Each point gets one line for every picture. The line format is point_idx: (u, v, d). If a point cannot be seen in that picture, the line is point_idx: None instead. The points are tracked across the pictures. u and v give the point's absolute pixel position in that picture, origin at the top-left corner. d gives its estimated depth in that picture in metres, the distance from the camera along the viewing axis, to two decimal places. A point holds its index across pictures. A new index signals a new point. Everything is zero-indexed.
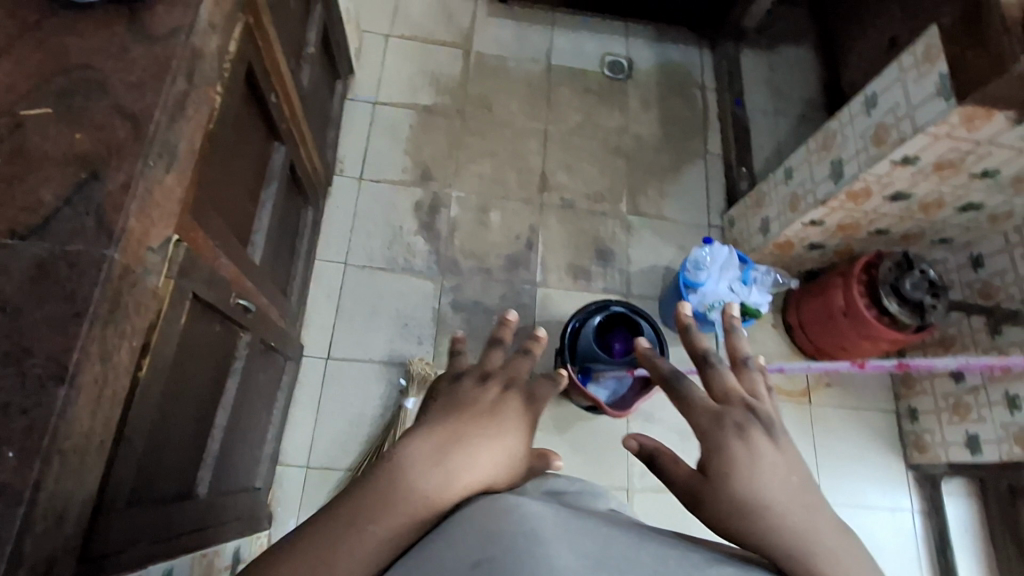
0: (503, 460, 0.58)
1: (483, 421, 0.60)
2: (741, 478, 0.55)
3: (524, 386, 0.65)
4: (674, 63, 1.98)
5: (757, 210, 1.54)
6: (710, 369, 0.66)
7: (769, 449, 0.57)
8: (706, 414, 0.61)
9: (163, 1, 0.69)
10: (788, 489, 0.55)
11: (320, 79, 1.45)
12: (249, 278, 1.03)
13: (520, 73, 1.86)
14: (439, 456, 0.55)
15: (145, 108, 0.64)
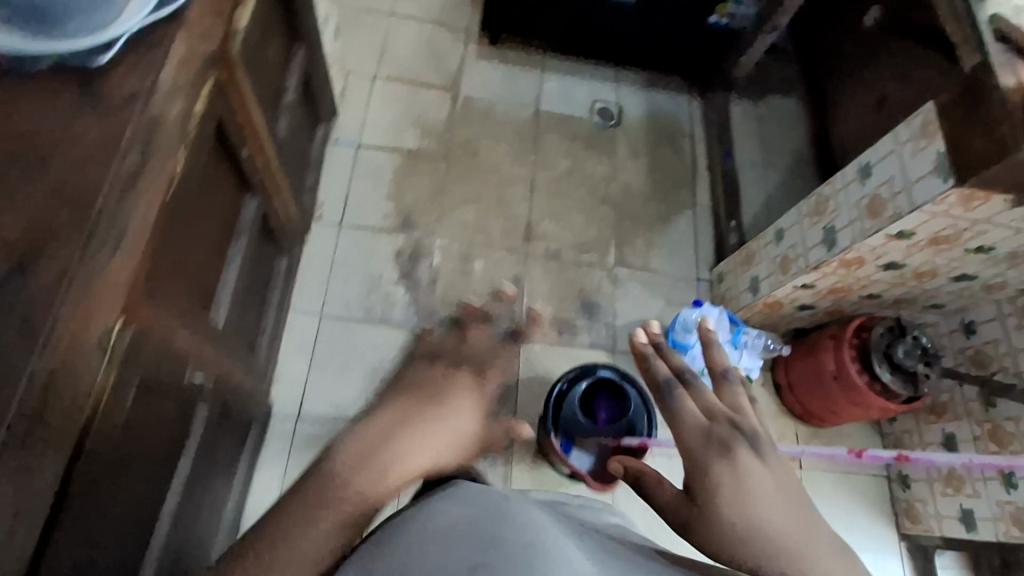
0: (446, 430, 0.81)
1: (433, 415, 0.81)
2: (728, 497, 0.64)
3: (472, 367, 0.92)
4: (664, 112, 1.96)
5: (746, 268, 1.51)
6: (689, 385, 0.83)
7: (754, 467, 0.67)
8: (695, 436, 0.73)
9: (121, 64, 0.64)
10: (773, 500, 0.64)
11: (301, 125, 1.40)
12: (213, 345, 0.96)
13: (506, 119, 1.83)
14: (388, 439, 0.77)
15: (91, 187, 0.58)
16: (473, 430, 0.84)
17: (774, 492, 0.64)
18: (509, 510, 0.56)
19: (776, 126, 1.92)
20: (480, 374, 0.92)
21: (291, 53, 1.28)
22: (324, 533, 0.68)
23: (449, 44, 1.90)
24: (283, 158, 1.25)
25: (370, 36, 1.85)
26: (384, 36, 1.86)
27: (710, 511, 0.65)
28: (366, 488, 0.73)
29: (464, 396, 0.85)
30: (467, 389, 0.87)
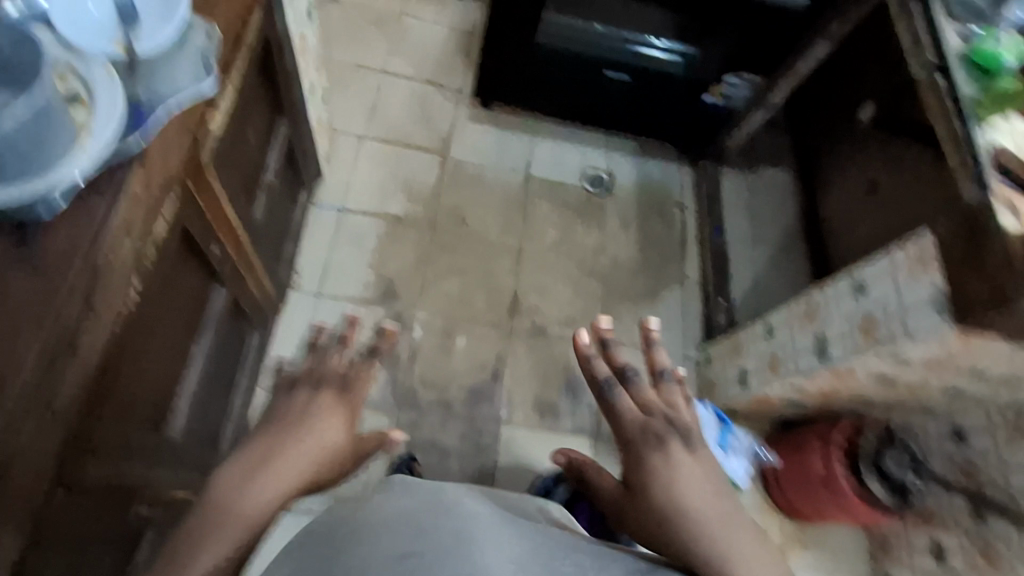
0: (313, 454, 0.82)
1: (297, 430, 0.83)
2: (667, 493, 0.81)
3: (336, 387, 0.92)
4: (655, 180, 1.93)
5: (734, 357, 1.47)
6: (632, 381, 1.00)
7: (684, 462, 0.85)
8: (635, 429, 0.91)
9: (63, 218, 0.62)
10: (703, 494, 0.80)
11: (282, 196, 1.35)
12: (161, 460, 0.93)
13: (495, 185, 1.79)
14: (265, 461, 0.77)
15: (10, 367, 0.55)
16: (341, 441, 0.86)
17: (693, 483, 0.82)
18: (446, 505, 0.63)
19: (767, 202, 1.83)
20: (344, 391, 0.92)
21: (274, 128, 1.23)
22: (223, 547, 0.67)
23: (441, 103, 1.86)
24: (259, 237, 1.20)
25: (361, 94, 1.81)
26: (375, 94, 1.82)
27: (651, 496, 0.83)
28: (246, 511, 0.71)
29: (330, 410, 0.88)
30: (332, 402, 0.89)
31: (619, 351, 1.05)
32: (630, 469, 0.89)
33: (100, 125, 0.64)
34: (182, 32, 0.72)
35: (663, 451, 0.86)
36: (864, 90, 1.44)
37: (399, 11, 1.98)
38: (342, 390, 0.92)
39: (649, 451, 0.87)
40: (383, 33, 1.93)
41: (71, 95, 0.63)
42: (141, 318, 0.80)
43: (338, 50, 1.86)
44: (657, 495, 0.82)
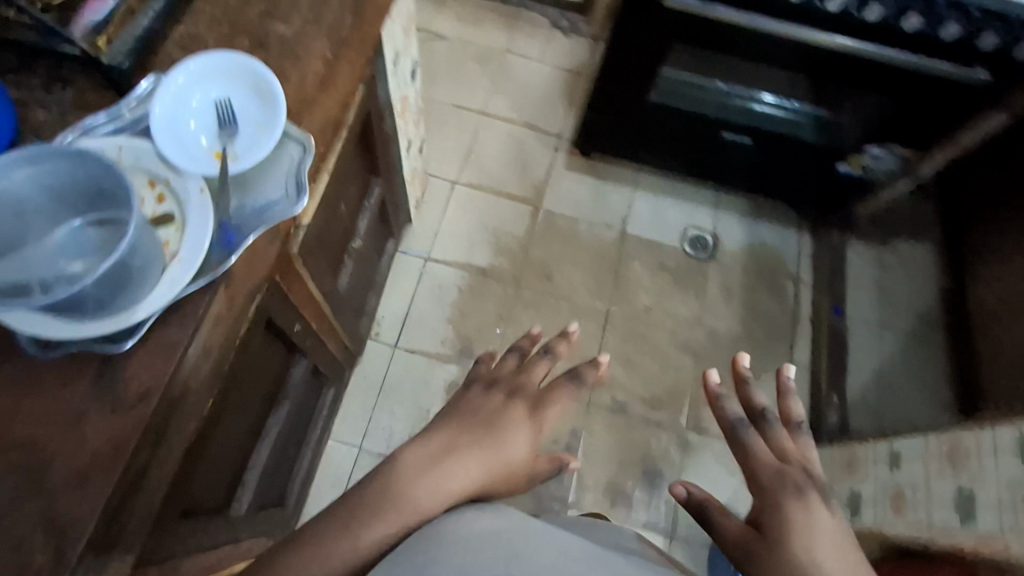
0: (489, 469, 0.77)
1: (480, 440, 0.80)
2: (797, 541, 0.67)
3: (531, 397, 0.97)
4: (767, 246, 1.76)
5: (849, 476, 1.30)
6: (766, 421, 0.90)
7: (824, 514, 0.71)
8: (769, 471, 0.79)
9: (145, 349, 0.58)
10: (841, 552, 0.66)
11: (368, 252, 1.34)
12: (222, 544, 0.91)
13: (588, 241, 1.70)
14: (435, 462, 0.72)
15: (78, 519, 0.52)
16: (518, 455, 0.84)
17: (839, 545, 0.67)
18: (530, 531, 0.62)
19: (899, 288, 1.54)
20: (538, 408, 0.96)
21: (368, 192, 1.22)
22: (375, 539, 0.63)
23: (539, 149, 1.78)
24: (343, 305, 1.20)
25: (459, 135, 1.77)
26: (473, 136, 1.77)
27: (779, 542, 0.67)
28: (414, 505, 0.67)
29: (518, 417, 0.90)
30: (519, 413, 0.91)
31: (755, 392, 0.96)
32: (761, 512, 0.73)
33: (189, 251, 0.60)
34: (279, 144, 0.67)
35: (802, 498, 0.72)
36: None
37: (504, 48, 1.92)
38: (537, 403, 0.97)
39: (789, 502, 0.73)
40: (487, 72, 1.87)
41: (165, 217, 0.61)
42: (218, 420, 0.79)
43: (441, 88, 1.83)
44: (797, 545, 0.66)
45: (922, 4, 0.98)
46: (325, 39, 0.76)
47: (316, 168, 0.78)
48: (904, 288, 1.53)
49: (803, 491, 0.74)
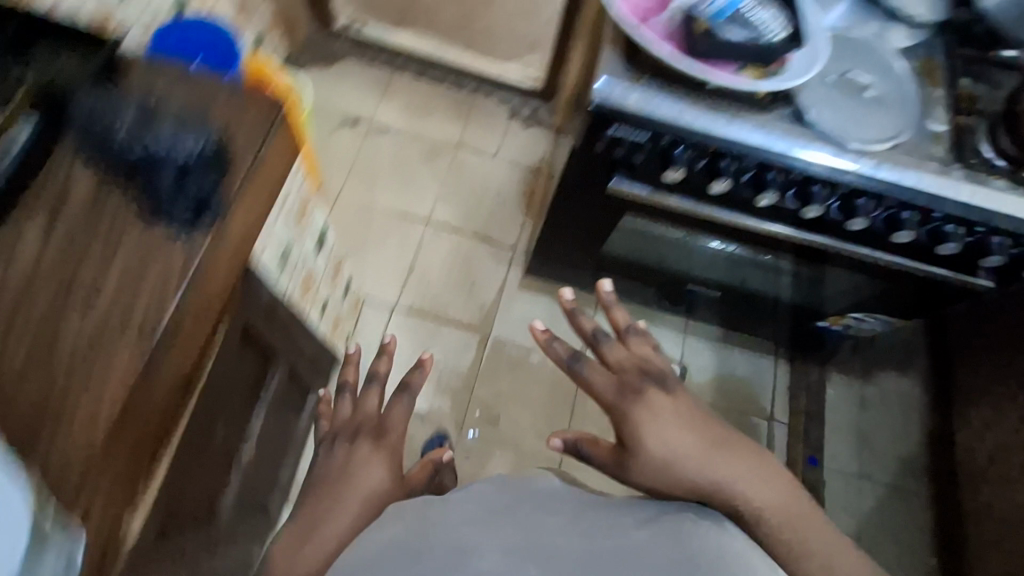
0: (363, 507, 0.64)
1: (337, 484, 0.66)
2: (650, 438, 0.66)
3: (375, 428, 0.73)
4: (735, 375, 1.60)
5: None
6: (599, 346, 0.76)
7: (662, 399, 0.68)
8: (609, 388, 0.71)
9: None
10: (689, 430, 0.66)
11: (277, 426, 1.15)
12: None
13: (543, 374, 1.53)
14: (315, 515, 0.63)
15: None
16: (386, 488, 0.67)
17: (685, 434, 0.66)
18: (433, 521, 0.59)
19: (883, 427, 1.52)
20: (381, 433, 0.72)
21: (267, 378, 1.03)
22: None
23: (490, 266, 1.61)
24: (234, 517, 1.02)
25: (402, 250, 1.61)
26: (415, 252, 1.61)
27: (642, 454, 0.66)
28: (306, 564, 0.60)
29: (367, 461, 0.68)
30: (368, 452, 0.69)
31: (583, 317, 0.82)
32: (618, 428, 0.68)
33: None
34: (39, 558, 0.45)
35: (644, 402, 0.67)
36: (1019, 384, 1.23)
37: (456, 141, 1.73)
38: (378, 436, 0.72)
39: (636, 412, 0.67)
40: (436, 170, 1.70)
41: None
42: None
43: (385, 190, 1.66)
44: (653, 447, 0.65)
45: (916, 216, 0.82)
46: (136, 335, 0.56)
47: (123, 505, 0.59)
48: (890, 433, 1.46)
49: (643, 391, 0.69)
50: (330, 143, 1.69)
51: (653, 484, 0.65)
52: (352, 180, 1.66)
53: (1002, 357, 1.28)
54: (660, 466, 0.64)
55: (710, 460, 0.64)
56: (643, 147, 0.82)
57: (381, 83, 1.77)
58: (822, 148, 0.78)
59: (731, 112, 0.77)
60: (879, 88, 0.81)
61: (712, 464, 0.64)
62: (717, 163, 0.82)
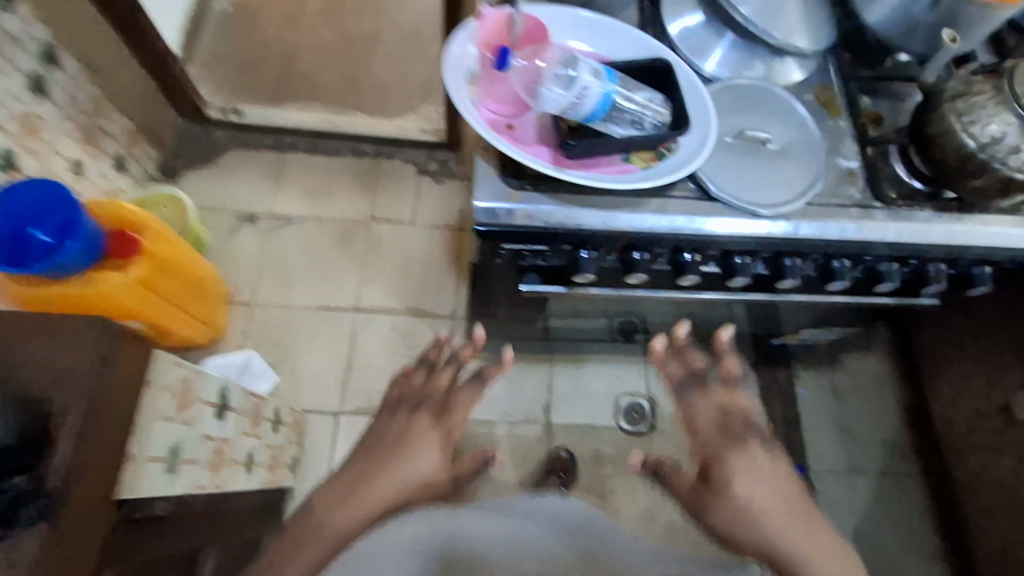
0: (411, 484, 0.75)
1: (392, 459, 0.77)
2: (741, 483, 0.74)
3: (436, 407, 0.83)
4: None
5: None
6: (709, 386, 0.81)
7: (762, 454, 0.77)
8: (712, 428, 0.78)
9: None
10: (774, 492, 0.75)
11: None
12: None
13: (510, 442, 1.46)
14: (363, 483, 0.76)
15: None
16: (430, 467, 0.76)
17: (771, 493, 0.75)
18: (457, 532, 0.70)
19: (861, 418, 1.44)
20: (444, 410, 0.82)
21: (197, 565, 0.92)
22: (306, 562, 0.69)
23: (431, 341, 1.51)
24: None
25: (334, 346, 1.49)
26: (350, 345, 1.50)
27: (730, 497, 0.74)
28: (330, 529, 0.72)
29: (424, 434, 0.79)
30: (426, 427, 0.80)
31: (693, 356, 0.83)
32: (710, 464, 0.76)
33: None
34: None
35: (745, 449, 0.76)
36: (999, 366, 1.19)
37: (368, 216, 1.63)
38: (441, 412, 0.82)
39: (732, 455, 0.75)
40: (353, 252, 1.59)
41: None
42: None
43: (304, 285, 1.54)
44: (741, 493, 0.74)
45: (848, 262, 0.77)
46: None
47: None
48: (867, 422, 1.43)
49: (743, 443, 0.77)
50: (231, 247, 1.55)
51: (728, 528, 0.73)
52: (264, 282, 1.53)
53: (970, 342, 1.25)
54: (744, 516, 0.73)
55: (786, 523, 0.74)
56: (547, 253, 0.75)
57: (275, 169, 1.65)
58: (735, 217, 0.70)
59: (629, 201, 0.70)
60: (780, 137, 0.74)
61: (789, 529, 0.73)
62: (629, 253, 0.75)
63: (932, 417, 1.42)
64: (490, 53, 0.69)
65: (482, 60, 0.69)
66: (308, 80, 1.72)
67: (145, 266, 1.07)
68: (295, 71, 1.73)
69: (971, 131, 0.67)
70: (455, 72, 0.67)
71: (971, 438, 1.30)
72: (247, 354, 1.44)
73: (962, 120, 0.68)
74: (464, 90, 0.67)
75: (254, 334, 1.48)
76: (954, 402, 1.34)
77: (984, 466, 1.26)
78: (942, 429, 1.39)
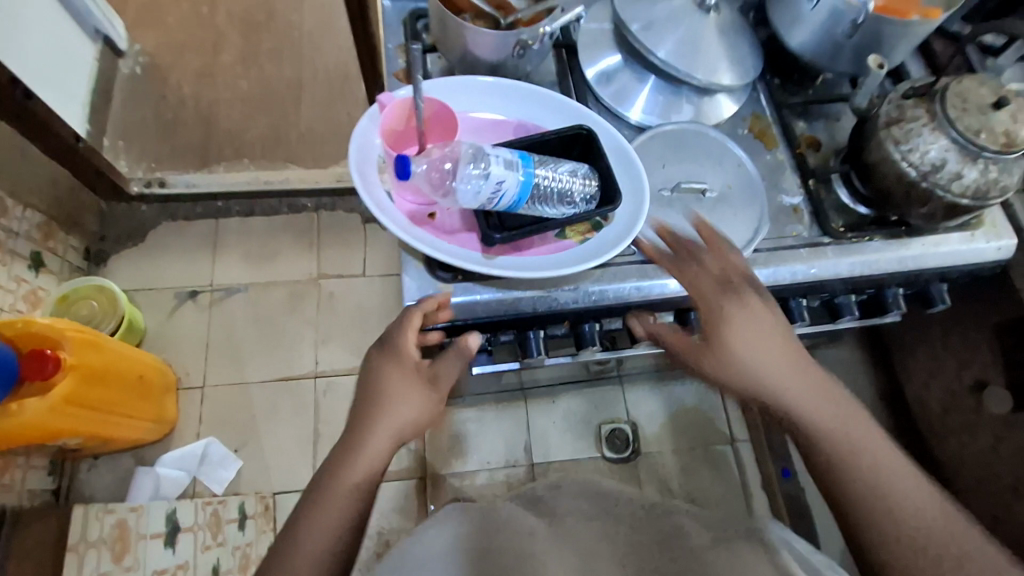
0: (398, 427, 0.62)
1: (373, 411, 0.62)
2: (740, 343, 0.61)
3: (388, 340, 0.63)
4: (687, 409, 1.49)
5: None
6: (698, 253, 0.65)
7: (762, 313, 0.62)
8: (708, 284, 0.63)
9: None
10: (784, 353, 0.61)
11: None
12: None
13: (495, 491, 1.41)
14: (357, 442, 0.61)
15: None
16: (415, 404, 0.62)
17: (776, 348, 0.61)
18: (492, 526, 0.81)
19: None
20: (397, 344, 0.63)
21: None
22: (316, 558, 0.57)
23: None
24: None
25: (297, 417, 1.42)
26: (314, 415, 1.43)
27: (729, 356, 0.61)
28: (341, 483, 0.60)
29: (391, 371, 0.62)
30: (390, 363, 0.63)
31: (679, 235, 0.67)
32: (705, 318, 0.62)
33: None
34: None
35: (742, 307, 0.61)
36: (964, 356, 1.18)
37: (316, 274, 1.55)
38: (394, 346, 0.63)
39: (730, 313, 0.61)
40: (305, 315, 1.51)
41: None
42: None
43: (257, 358, 1.46)
44: (737, 347, 0.61)
45: (806, 298, 0.73)
46: None
47: None
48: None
49: (736, 306, 0.62)
50: (172, 328, 1.47)
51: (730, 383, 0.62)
52: (213, 362, 1.45)
53: (934, 331, 1.24)
54: (736, 374, 0.61)
55: (794, 384, 0.61)
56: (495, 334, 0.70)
57: (210, 239, 1.56)
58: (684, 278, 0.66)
59: (572, 278, 0.65)
60: (718, 183, 0.71)
61: (795, 388, 0.61)
62: (582, 325, 0.70)
63: (907, 399, 1.42)
64: (400, 142, 0.64)
65: (391, 150, 0.64)
66: (232, 138, 1.63)
67: (71, 381, 1.01)
68: (216, 131, 1.63)
69: (908, 158, 0.64)
70: (364, 167, 0.62)
71: (947, 419, 1.30)
72: (207, 441, 1.37)
73: (899, 148, 0.65)
74: (378, 186, 0.62)
75: (210, 419, 1.40)
76: (926, 384, 1.34)
77: (962, 446, 1.26)
78: (922, 413, 1.38)
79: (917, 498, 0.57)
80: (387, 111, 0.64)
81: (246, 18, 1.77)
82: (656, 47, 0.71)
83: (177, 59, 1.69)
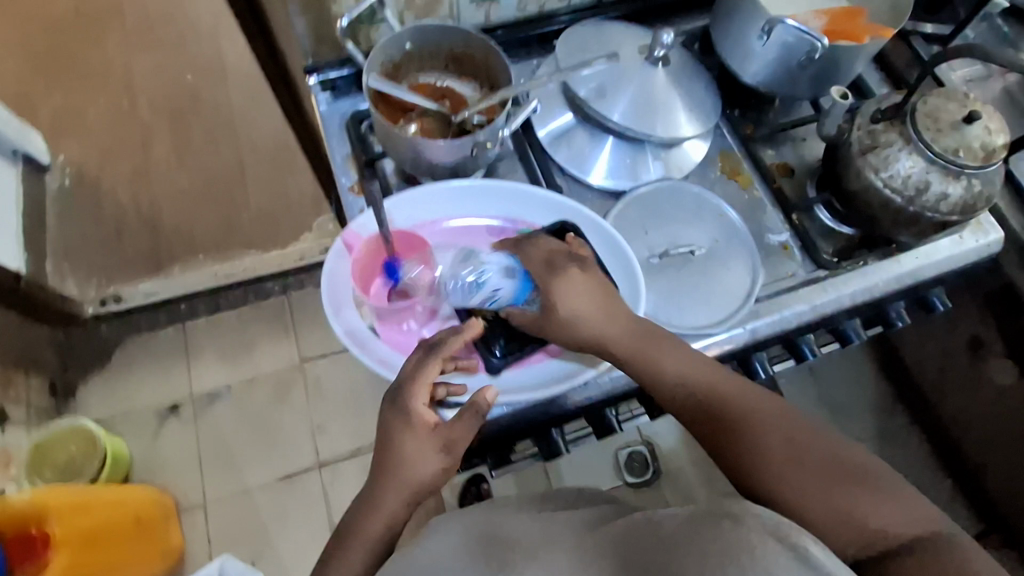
0: (412, 489, 0.56)
1: (385, 470, 0.56)
2: (568, 315, 0.57)
3: (395, 391, 0.56)
4: None
5: None
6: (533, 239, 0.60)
7: (586, 281, 0.58)
8: (536, 265, 0.58)
9: None
10: (616, 316, 0.57)
11: None
12: None
13: None
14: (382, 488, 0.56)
15: None
16: (427, 467, 0.55)
17: (608, 315, 0.57)
18: None
19: (846, 393, 1.40)
20: (402, 397, 0.56)
21: None
22: None
23: None
24: None
25: (308, 513, 1.37)
26: (326, 507, 1.37)
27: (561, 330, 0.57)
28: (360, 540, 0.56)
29: (398, 430, 0.56)
30: (396, 421, 0.56)
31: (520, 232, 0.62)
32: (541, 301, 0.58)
33: None
34: None
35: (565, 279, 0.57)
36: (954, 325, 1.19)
37: (297, 360, 1.49)
38: (398, 401, 0.56)
39: (556, 287, 0.57)
40: (294, 405, 1.45)
41: None
42: None
43: (253, 460, 1.40)
44: (566, 320, 0.57)
45: (817, 330, 0.71)
46: None
47: None
48: (850, 395, 1.39)
49: (563, 269, 0.58)
50: (160, 449, 1.40)
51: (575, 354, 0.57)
52: (209, 475, 1.39)
53: None
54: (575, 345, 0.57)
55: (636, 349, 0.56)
56: (506, 437, 0.64)
57: (180, 345, 1.49)
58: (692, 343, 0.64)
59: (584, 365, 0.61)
60: (705, 237, 0.69)
61: (636, 351, 0.56)
62: (602, 412, 0.66)
63: None
64: (373, 273, 0.62)
65: (362, 285, 0.61)
66: (182, 235, 1.55)
67: (66, 556, 0.96)
68: (163, 232, 1.55)
69: (891, 183, 0.63)
70: (341, 309, 0.59)
71: None
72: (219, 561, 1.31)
73: (880, 175, 0.63)
74: (360, 323, 0.59)
75: (218, 536, 1.34)
76: None
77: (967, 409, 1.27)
78: None
79: (782, 420, 0.51)
80: (353, 244, 0.61)
81: (171, 107, 1.68)
82: (611, 108, 0.68)
83: (107, 163, 1.61)
